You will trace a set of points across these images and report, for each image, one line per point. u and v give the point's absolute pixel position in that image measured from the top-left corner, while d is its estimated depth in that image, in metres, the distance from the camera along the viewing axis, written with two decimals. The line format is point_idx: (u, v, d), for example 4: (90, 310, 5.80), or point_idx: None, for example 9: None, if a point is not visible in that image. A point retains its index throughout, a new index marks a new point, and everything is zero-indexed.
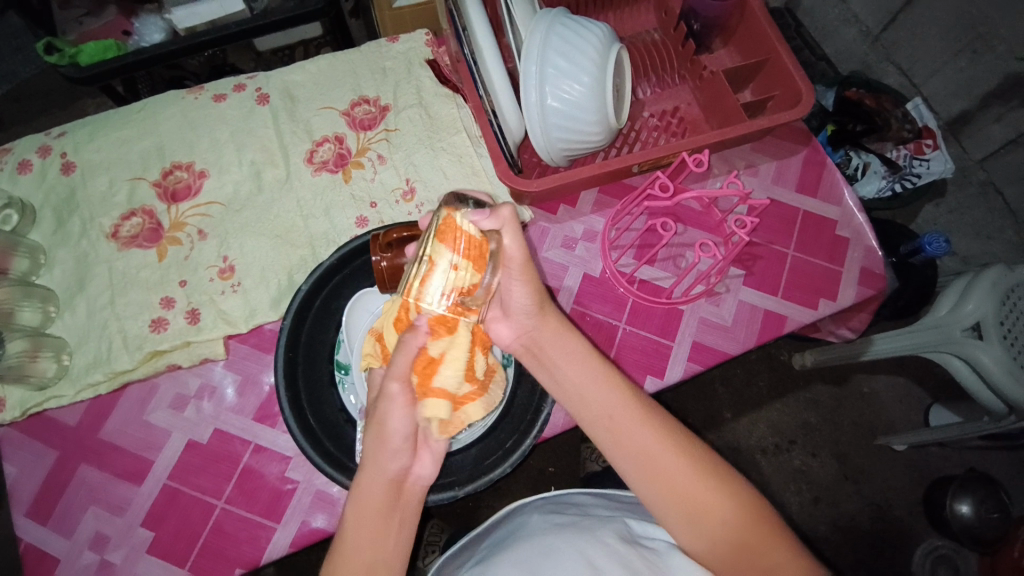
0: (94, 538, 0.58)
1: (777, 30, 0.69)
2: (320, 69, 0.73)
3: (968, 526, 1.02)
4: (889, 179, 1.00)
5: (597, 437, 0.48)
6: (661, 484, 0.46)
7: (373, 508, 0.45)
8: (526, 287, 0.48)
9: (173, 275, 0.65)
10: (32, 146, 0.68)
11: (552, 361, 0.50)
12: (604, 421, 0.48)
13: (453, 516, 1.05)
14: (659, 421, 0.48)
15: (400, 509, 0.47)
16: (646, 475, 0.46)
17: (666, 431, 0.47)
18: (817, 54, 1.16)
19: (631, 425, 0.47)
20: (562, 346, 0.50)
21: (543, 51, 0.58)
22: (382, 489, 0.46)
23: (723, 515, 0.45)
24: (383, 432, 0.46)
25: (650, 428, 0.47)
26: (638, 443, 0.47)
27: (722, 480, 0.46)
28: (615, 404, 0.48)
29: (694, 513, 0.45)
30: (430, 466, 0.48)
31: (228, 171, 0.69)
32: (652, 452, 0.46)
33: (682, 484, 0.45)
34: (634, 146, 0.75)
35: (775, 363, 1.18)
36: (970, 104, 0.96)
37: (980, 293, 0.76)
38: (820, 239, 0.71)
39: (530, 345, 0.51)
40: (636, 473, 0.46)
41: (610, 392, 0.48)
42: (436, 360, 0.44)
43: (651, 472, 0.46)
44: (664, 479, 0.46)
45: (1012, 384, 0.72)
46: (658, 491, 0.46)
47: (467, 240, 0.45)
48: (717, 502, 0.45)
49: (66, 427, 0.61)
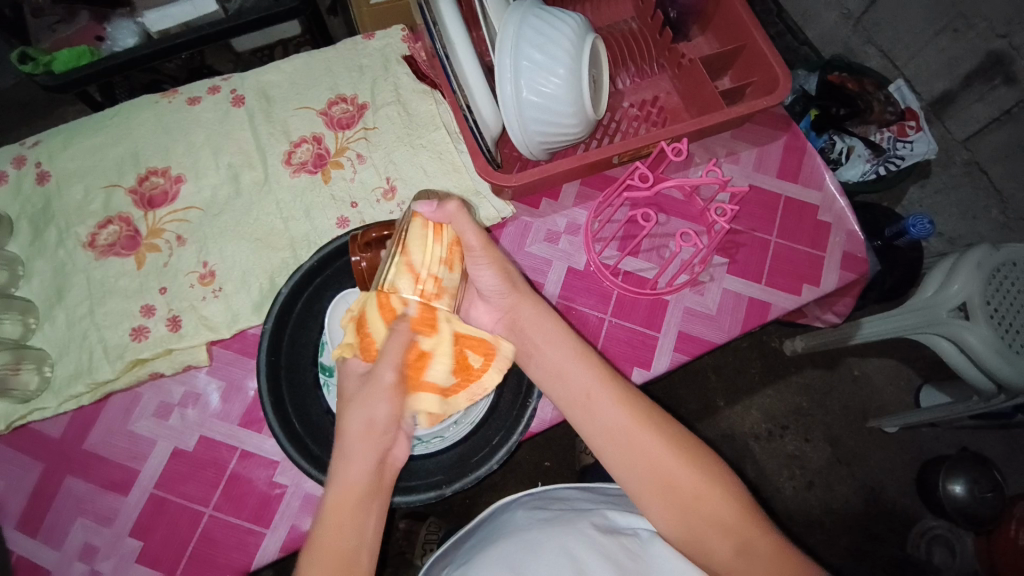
0: (84, 549, 0.58)
1: (753, 16, 0.68)
2: (295, 68, 0.72)
3: (961, 506, 1.02)
4: (873, 162, 1.00)
5: (573, 418, 0.50)
6: (634, 465, 0.47)
7: (357, 492, 0.45)
8: (493, 268, 0.52)
9: (153, 282, 0.65)
10: (7, 156, 0.67)
11: (533, 344, 0.52)
12: (578, 399, 0.49)
13: (450, 513, 1.06)
14: (639, 405, 0.49)
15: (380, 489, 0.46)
16: (620, 455, 0.47)
17: (644, 415, 0.48)
18: (799, 38, 1.16)
19: (606, 407, 0.48)
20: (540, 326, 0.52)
21: (517, 44, 0.58)
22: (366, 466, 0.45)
23: (700, 493, 0.46)
24: (370, 420, 0.46)
25: (627, 411, 0.48)
26: (612, 427, 0.48)
27: (697, 460, 0.47)
28: (591, 383, 0.49)
29: (672, 494, 0.46)
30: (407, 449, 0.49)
31: (205, 175, 0.68)
32: (628, 433, 0.48)
33: (660, 465, 0.47)
34: (615, 137, 0.75)
35: (766, 349, 1.18)
36: (952, 84, 0.96)
37: (966, 273, 0.76)
38: (802, 224, 0.71)
39: (511, 324, 0.53)
40: (611, 452, 0.48)
41: (586, 372, 0.50)
42: (428, 352, 0.47)
43: (625, 454, 0.47)
44: (640, 457, 0.47)
45: (996, 361, 0.73)
46: (634, 473, 0.47)
47: (438, 234, 0.50)
48: (690, 481, 0.46)
49: (50, 439, 0.60)
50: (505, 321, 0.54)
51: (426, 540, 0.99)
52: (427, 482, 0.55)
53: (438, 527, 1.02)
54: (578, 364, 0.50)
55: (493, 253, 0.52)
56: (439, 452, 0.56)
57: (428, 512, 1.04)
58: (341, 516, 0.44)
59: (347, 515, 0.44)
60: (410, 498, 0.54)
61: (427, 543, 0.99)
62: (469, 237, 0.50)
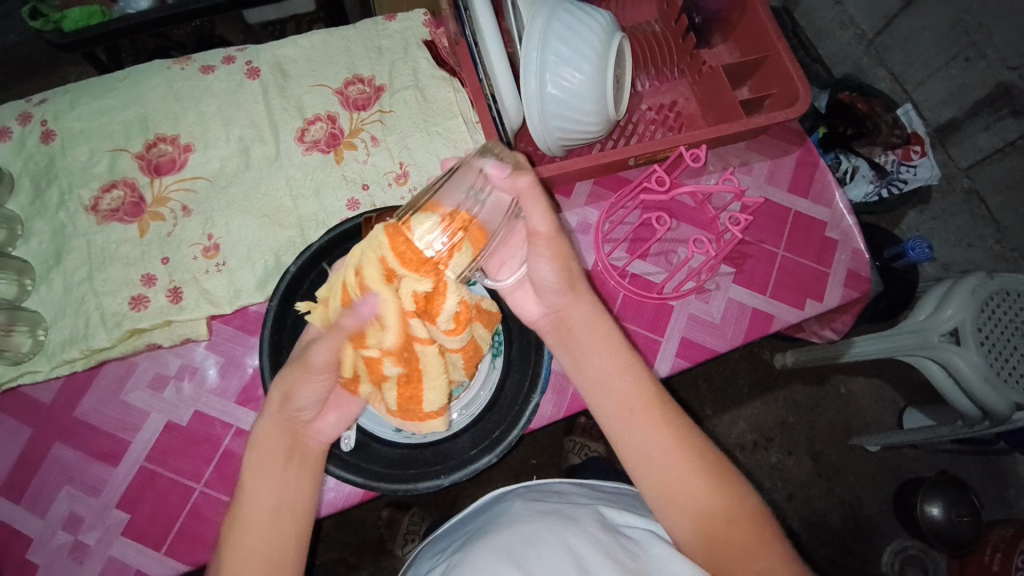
0: (68, 518, 0.57)
1: (778, 29, 0.69)
2: (313, 44, 0.71)
3: (938, 528, 1.04)
4: (877, 184, 1.02)
5: (609, 429, 0.49)
6: (657, 479, 0.46)
7: (266, 465, 0.46)
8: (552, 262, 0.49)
9: (154, 251, 0.63)
10: (12, 113, 0.65)
11: (576, 342, 0.51)
12: (622, 412, 0.48)
13: (435, 504, 1.06)
14: (668, 417, 0.48)
15: (300, 462, 0.48)
16: (646, 465, 0.47)
17: (674, 428, 0.48)
18: (811, 55, 1.16)
19: (648, 424, 0.47)
20: (589, 330, 0.51)
21: (544, 37, 0.57)
22: (282, 444, 0.47)
23: (725, 513, 0.45)
24: (287, 390, 0.48)
25: (664, 428, 0.47)
26: (649, 450, 0.47)
27: (725, 482, 0.46)
28: (631, 397, 0.48)
29: (691, 508, 0.45)
30: (334, 426, 0.50)
31: (214, 146, 0.67)
32: (669, 450, 0.47)
33: (686, 482, 0.46)
34: (631, 139, 0.75)
35: (756, 361, 1.19)
36: (959, 112, 0.97)
37: (960, 299, 0.78)
38: (809, 240, 0.71)
39: (561, 322, 0.52)
40: (636, 461, 0.47)
41: (631, 388, 0.49)
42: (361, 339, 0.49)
43: (655, 464, 0.46)
44: (665, 466, 0.46)
45: (985, 388, 0.74)
46: (661, 485, 0.46)
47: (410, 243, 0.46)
48: (709, 501, 0.45)
49: (41, 404, 0.59)
50: (553, 317, 0.53)
51: (407, 531, 1.01)
52: (425, 472, 0.55)
53: (421, 518, 1.03)
54: (617, 373, 0.49)
55: (558, 246, 0.49)
56: (441, 441, 0.56)
57: (412, 501, 1.05)
58: (263, 482, 0.45)
59: (265, 478, 0.45)
60: (410, 485, 0.53)
61: (409, 534, 1.01)
62: (538, 224, 0.48)
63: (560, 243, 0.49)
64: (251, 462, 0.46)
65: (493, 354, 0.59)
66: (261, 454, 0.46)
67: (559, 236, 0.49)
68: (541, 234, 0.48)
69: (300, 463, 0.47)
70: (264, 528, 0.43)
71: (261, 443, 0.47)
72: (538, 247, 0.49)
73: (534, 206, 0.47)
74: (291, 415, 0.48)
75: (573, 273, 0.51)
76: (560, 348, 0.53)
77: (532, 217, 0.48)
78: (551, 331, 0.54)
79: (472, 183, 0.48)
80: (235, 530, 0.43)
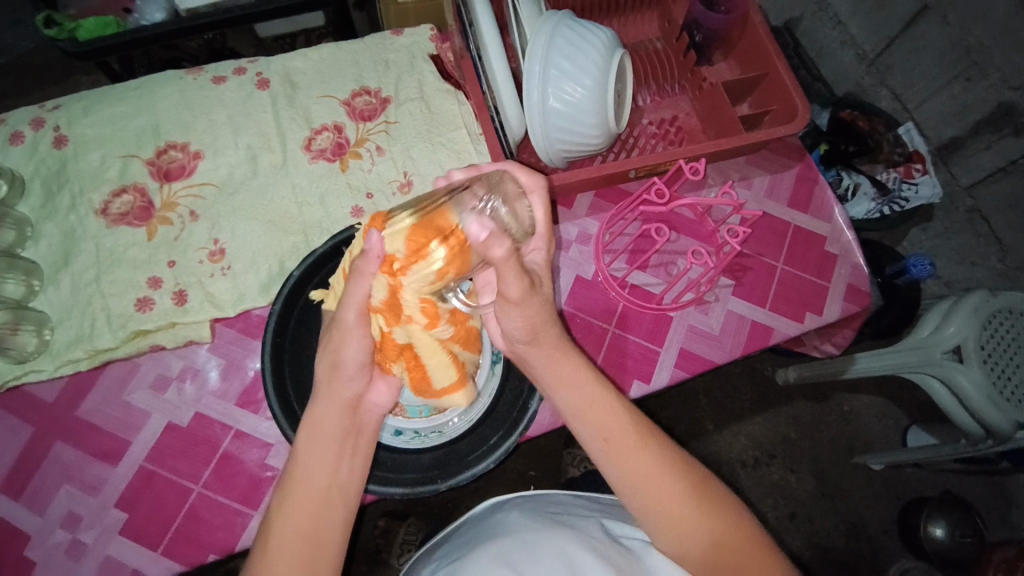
0: (66, 517, 0.57)
1: (777, 47, 0.70)
2: (322, 57, 0.73)
3: (941, 549, 1.04)
4: (877, 202, 1.04)
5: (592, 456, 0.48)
6: (644, 504, 0.45)
7: (319, 437, 0.46)
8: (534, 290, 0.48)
9: (161, 255, 0.65)
10: (26, 117, 0.67)
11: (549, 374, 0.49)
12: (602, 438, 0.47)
13: (433, 515, 1.06)
14: (650, 444, 0.47)
15: (355, 436, 0.48)
16: (632, 490, 0.46)
17: (658, 453, 0.47)
18: (813, 74, 1.18)
19: (628, 454, 0.46)
20: (563, 361, 0.49)
21: (547, 52, 0.59)
22: (338, 418, 0.47)
23: (712, 531, 0.44)
24: (337, 361, 0.48)
25: (648, 453, 0.46)
26: (633, 475, 0.46)
27: (715, 505, 0.45)
28: (609, 423, 0.47)
29: (681, 531, 0.44)
30: (387, 397, 0.51)
31: (223, 153, 0.69)
32: (650, 475, 0.45)
33: (674, 507, 0.45)
34: (632, 152, 0.76)
35: (758, 377, 1.19)
36: (960, 131, 0.98)
37: (961, 317, 0.77)
38: (809, 254, 0.72)
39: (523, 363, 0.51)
40: (622, 486, 0.46)
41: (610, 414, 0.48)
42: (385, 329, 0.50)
43: (641, 488, 0.45)
44: (652, 492, 0.45)
45: (987, 405, 0.74)
46: (649, 510, 0.45)
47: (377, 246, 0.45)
48: (700, 523, 0.44)
49: (43, 403, 0.60)
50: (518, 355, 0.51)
51: (404, 542, 1.01)
52: (422, 478, 0.55)
53: (418, 529, 1.02)
54: (594, 399, 0.48)
55: (529, 304, 0.46)
56: (437, 448, 0.56)
57: (409, 512, 1.05)
58: (314, 454, 0.46)
59: (316, 449, 0.46)
60: (407, 490, 0.54)
61: (404, 544, 1.01)
62: (509, 290, 0.45)
63: (532, 296, 0.46)
64: (306, 440, 0.46)
65: (492, 361, 0.59)
66: (316, 426, 0.47)
67: (531, 295, 0.46)
68: (512, 300, 0.45)
69: (352, 448, 0.47)
70: (314, 501, 0.44)
71: (317, 413, 0.47)
72: (507, 301, 0.46)
73: (508, 273, 0.44)
74: (342, 391, 0.48)
75: (545, 322, 0.48)
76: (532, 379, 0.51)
77: (505, 280, 0.44)
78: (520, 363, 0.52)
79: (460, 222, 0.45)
80: (285, 497, 0.44)
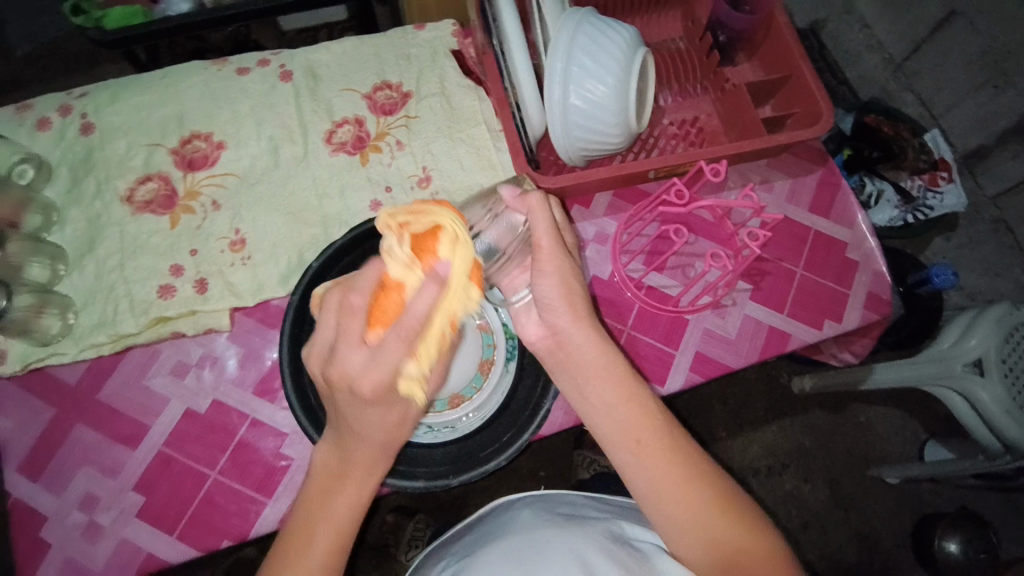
0: (85, 498, 0.58)
1: (803, 48, 0.69)
2: (344, 50, 0.74)
3: (956, 565, 1.01)
4: (901, 209, 1.02)
5: (616, 459, 0.46)
6: (665, 508, 0.44)
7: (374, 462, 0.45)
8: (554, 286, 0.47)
9: (183, 243, 0.66)
10: (54, 104, 0.68)
11: (577, 375, 0.48)
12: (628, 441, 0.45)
13: (441, 510, 1.06)
14: (676, 446, 0.45)
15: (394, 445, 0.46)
16: (654, 495, 0.44)
17: (684, 457, 0.45)
18: (838, 78, 1.15)
19: (653, 455, 0.45)
20: (586, 361, 0.47)
21: (570, 50, 0.59)
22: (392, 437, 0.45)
23: (732, 538, 0.43)
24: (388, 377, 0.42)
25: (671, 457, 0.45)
26: (656, 477, 0.44)
27: (736, 511, 0.44)
28: (638, 426, 0.45)
29: (700, 537, 0.43)
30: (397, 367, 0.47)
31: (246, 145, 0.69)
32: (675, 478, 0.44)
33: (698, 513, 0.44)
34: (652, 153, 0.75)
35: (773, 383, 1.18)
36: (988, 138, 0.96)
37: (984, 328, 0.76)
38: (829, 260, 0.71)
39: (555, 346, 0.48)
40: (645, 490, 0.45)
41: (637, 415, 0.46)
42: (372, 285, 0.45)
43: (664, 493, 0.44)
44: (675, 496, 0.44)
45: (1008, 421, 0.72)
46: (669, 514, 0.44)
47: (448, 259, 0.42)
48: (721, 531, 0.43)
49: (65, 385, 0.61)
50: (550, 341, 0.49)
51: (411, 538, 1.01)
52: (434, 472, 0.55)
53: (426, 523, 1.03)
54: (624, 402, 0.46)
55: (560, 263, 0.47)
56: (450, 441, 0.57)
57: (417, 507, 1.06)
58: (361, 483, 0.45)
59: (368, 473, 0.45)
60: (418, 484, 0.54)
61: (412, 540, 1.01)
62: (540, 237, 0.46)
63: (568, 260, 0.47)
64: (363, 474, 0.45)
65: (506, 358, 0.59)
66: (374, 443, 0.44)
67: (564, 251, 0.47)
68: (544, 246, 0.46)
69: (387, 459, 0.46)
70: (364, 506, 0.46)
71: (378, 436, 0.44)
72: (540, 264, 0.46)
73: (539, 221, 0.46)
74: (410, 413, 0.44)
75: (575, 292, 0.47)
76: (561, 376, 0.49)
77: (536, 231, 0.46)
78: (546, 353, 0.50)
79: (490, 209, 0.49)
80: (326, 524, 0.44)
